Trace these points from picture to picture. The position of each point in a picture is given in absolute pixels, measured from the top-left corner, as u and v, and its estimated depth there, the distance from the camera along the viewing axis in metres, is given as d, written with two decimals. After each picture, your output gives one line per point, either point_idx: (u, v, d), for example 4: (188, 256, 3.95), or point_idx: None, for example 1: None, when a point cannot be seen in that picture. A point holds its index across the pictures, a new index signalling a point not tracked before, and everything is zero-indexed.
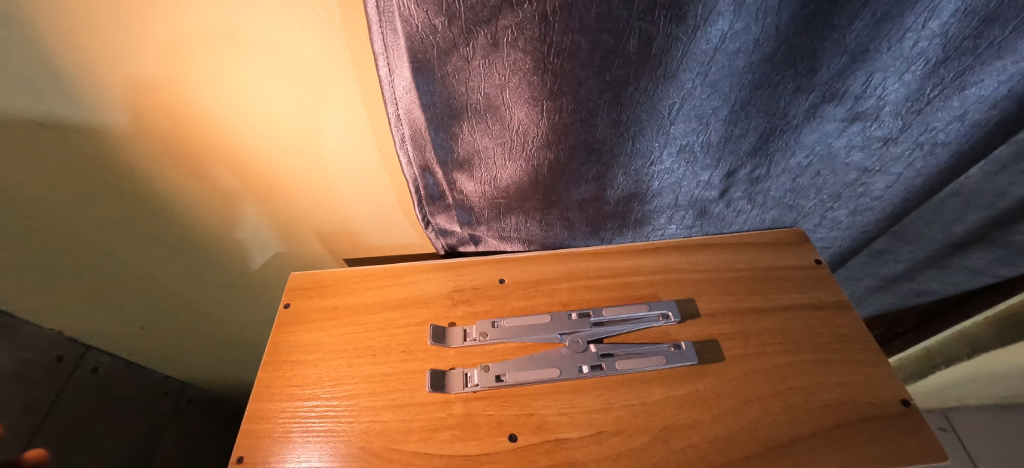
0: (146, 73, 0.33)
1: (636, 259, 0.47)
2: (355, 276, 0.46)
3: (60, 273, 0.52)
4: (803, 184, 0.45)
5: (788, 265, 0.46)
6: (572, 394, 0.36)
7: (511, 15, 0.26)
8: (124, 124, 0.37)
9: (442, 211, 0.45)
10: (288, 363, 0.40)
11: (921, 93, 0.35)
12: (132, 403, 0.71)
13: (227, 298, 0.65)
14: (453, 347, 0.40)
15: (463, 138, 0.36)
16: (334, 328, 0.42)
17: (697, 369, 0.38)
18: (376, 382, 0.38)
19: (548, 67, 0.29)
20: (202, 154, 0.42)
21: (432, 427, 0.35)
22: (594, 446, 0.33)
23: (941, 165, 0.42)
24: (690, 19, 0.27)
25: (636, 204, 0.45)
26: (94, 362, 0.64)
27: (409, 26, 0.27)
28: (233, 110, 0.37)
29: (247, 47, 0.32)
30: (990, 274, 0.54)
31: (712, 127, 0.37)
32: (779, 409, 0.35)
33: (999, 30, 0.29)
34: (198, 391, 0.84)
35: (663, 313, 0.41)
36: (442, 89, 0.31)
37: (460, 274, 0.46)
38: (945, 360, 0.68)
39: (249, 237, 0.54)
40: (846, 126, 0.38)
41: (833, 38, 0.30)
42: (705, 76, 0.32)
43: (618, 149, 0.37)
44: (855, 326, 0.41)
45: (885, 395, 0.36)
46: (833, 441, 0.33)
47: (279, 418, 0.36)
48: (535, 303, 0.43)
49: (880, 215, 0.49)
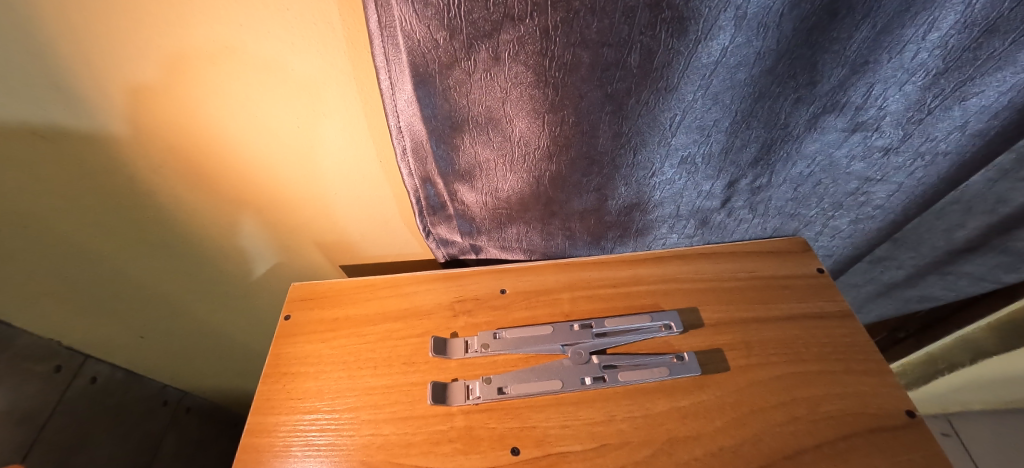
0: (146, 85, 0.33)
1: (637, 269, 0.46)
2: (356, 287, 0.46)
3: (58, 284, 0.52)
4: (804, 193, 0.45)
5: (790, 274, 0.46)
6: (575, 406, 0.36)
7: (513, 30, 0.26)
8: (124, 135, 0.37)
9: (443, 221, 0.45)
10: (288, 375, 0.39)
11: (922, 104, 0.35)
12: (131, 413, 0.71)
13: (227, 308, 0.64)
14: (455, 358, 0.40)
15: (463, 150, 0.36)
16: (334, 340, 0.42)
17: (700, 380, 0.38)
18: (377, 395, 0.38)
19: (549, 81, 0.29)
20: (202, 166, 0.42)
21: (433, 440, 0.34)
22: (597, 459, 0.33)
23: (943, 174, 0.42)
24: (691, 33, 0.27)
25: (637, 214, 0.45)
26: (93, 372, 0.64)
27: (410, 41, 0.27)
28: (234, 122, 0.37)
29: (248, 60, 0.32)
30: (992, 280, 0.54)
31: (713, 139, 0.37)
32: (783, 421, 0.35)
33: (999, 42, 0.29)
34: (197, 400, 0.84)
35: (665, 323, 0.41)
36: (443, 102, 0.31)
37: (461, 285, 0.46)
38: (948, 366, 0.69)
39: (250, 247, 0.54)
40: (847, 136, 0.38)
41: (834, 51, 0.30)
42: (706, 89, 0.32)
43: (619, 161, 0.37)
44: (859, 336, 0.41)
45: (890, 406, 0.36)
46: (838, 454, 0.33)
47: (280, 432, 0.36)
48: (537, 314, 0.43)
49: (882, 223, 0.49)
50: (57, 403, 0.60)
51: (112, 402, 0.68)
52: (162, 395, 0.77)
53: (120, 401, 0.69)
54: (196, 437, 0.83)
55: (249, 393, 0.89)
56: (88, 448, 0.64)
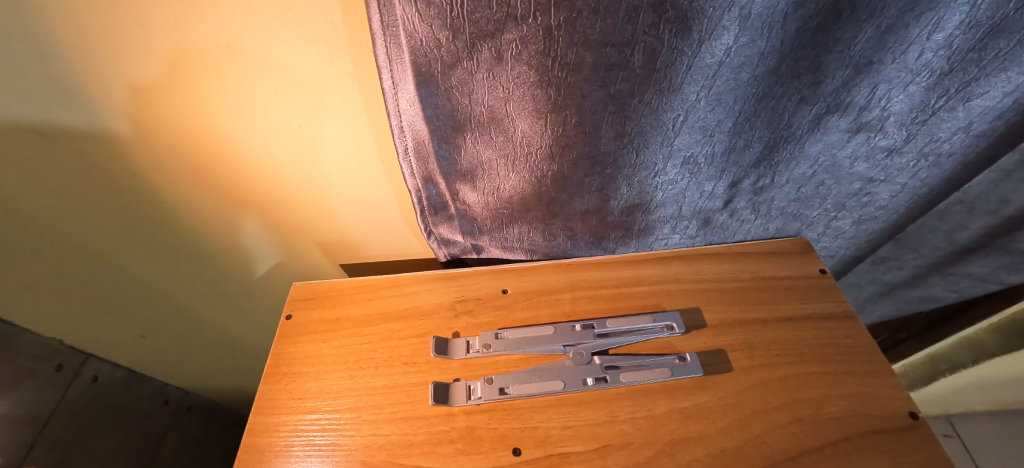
0: (148, 84, 0.33)
1: (638, 269, 0.46)
2: (358, 287, 0.46)
3: (59, 283, 0.52)
4: (807, 193, 0.45)
5: (792, 275, 0.46)
6: (576, 407, 0.36)
7: (516, 29, 0.26)
8: (126, 133, 0.37)
9: (445, 221, 0.45)
10: (290, 375, 0.39)
11: (926, 105, 0.35)
12: (132, 412, 0.71)
13: (228, 308, 0.64)
14: (456, 358, 0.40)
15: (465, 149, 0.36)
16: (335, 340, 0.42)
17: (702, 381, 0.38)
18: (378, 395, 0.38)
19: (552, 80, 0.29)
20: (203, 165, 0.41)
21: (435, 440, 0.34)
22: (599, 460, 0.33)
23: (947, 174, 0.42)
24: (694, 33, 0.27)
25: (639, 215, 0.45)
26: (93, 371, 0.65)
27: (413, 41, 0.27)
28: (236, 121, 0.37)
29: (250, 59, 0.32)
30: (995, 281, 0.54)
31: (717, 139, 0.37)
32: (785, 422, 0.35)
33: (1005, 42, 0.29)
34: (197, 399, 0.84)
35: (667, 324, 0.41)
36: (446, 102, 0.31)
37: (463, 285, 0.46)
38: (950, 367, 0.69)
39: (251, 247, 0.54)
40: (850, 136, 0.38)
41: (838, 51, 0.30)
42: (710, 89, 0.31)
43: (622, 161, 0.37)
44: (861, 337, 0.40)
45: (893, 407, 0.36)
46: (840, 455, 0.33)
47: (280, 432, 0.36)
48: (538, 315, 0.43)
49: (885, 224, 0.49)
50: (58, 401, 0.60)
51: (113, 401, 0.68)
52: (162, 394, 0.77)
53: (121, 400, 0.69)
54: (196, 436, 0.83)
55: (250, 392, 0.89)
56: (90, 447, 0.64)
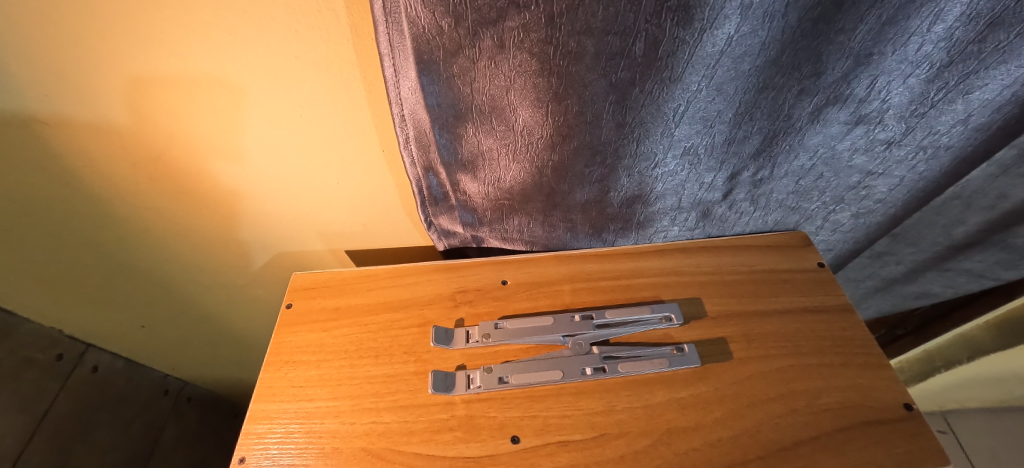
0: (145, 70, 0.33)
1: (638, 261, 0.47)
2: (357, 276, 0.46)
3: (58, 274, 0.53)
4: (806, 186, 0.45)
5: (789, 269, 0.46)
6: (575, 396, 0.36)
7: (517, 17, 0.26)
8: (124, 122, 0.37)
9: (445, 212, 0.45)
10: (289, 364, 0.40)
11: (926, 97, 0.35)
12: (132, 402, 0.73)
13: (228, 299, 0.65)
14: (456, 347, 0.40)
15: (467, 138, 0.36)
16: (336, 329, 0.42)
17: (699, 372, 0.38)
18: (378, 384, 0.38)
19: (553, 69, 0.29)
20: (199, 153, 0.41)
21: (433, 428, 0.35)
22: (597, 449, 0.33)
23: (944, 167, 0.42)
24: (697, 22, 0.27)
25: (638, 207, 0.45)
26: (94, 361, 0.66)
27: (415, 27, 0.27)
28: (238, 111, 0.37)
29: (253, 48, 0.32)
30: (991, 277, 0.55)
31: (717, 130, 0.37)
32: (782, 413, 0.35)
33: (1004, 34, 0.29)
34: (198, 391, 0.85)
35: (666, 315, 0.41)
36: (448, 90, 0.31)
37: (462, 276, 0.46)
38: (945, 364, 0.70)
39: (250, 239, 0.54)
40: (849, 129, 0.38)
41: (838, 42, 0.30)
42: (711, 79, 0.32)
43: (623, 150, 0.37)
44: (856, 330, 0.41)
45: (887, 399, 0.36)
46: (835, 445, 0.33)
47: (280, 419, 0.36)
48: (537, 306, 0.43)
49: (883, 217, 0.50)
50: (58, 392, 0.62)
51: (114, 391, 0.69)
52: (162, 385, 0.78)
53: (122, 390, 0.71)
54: (196, 427, 0.85)
55: (247, 384, 0.90)
56: (90, 435, 0.66)
